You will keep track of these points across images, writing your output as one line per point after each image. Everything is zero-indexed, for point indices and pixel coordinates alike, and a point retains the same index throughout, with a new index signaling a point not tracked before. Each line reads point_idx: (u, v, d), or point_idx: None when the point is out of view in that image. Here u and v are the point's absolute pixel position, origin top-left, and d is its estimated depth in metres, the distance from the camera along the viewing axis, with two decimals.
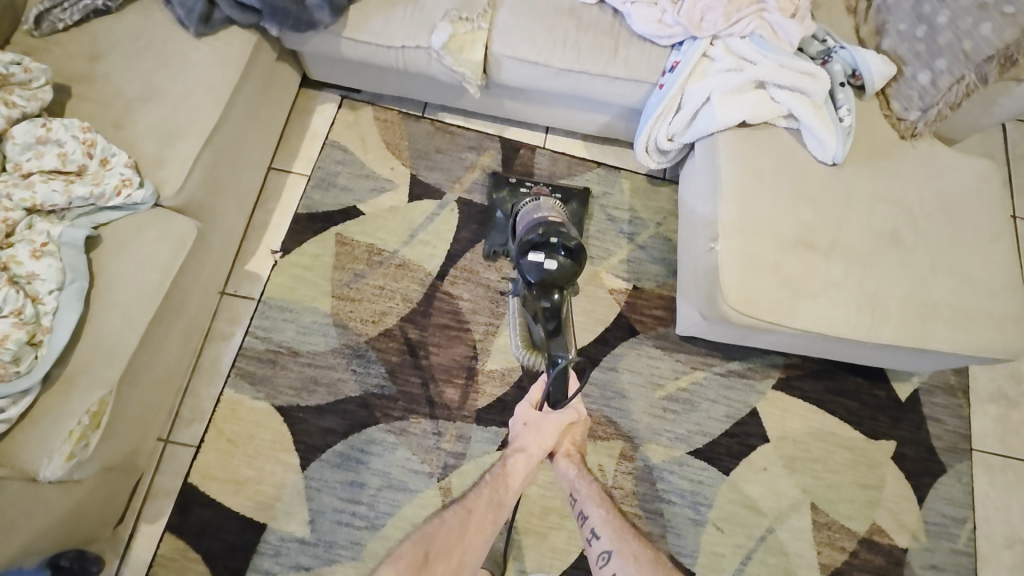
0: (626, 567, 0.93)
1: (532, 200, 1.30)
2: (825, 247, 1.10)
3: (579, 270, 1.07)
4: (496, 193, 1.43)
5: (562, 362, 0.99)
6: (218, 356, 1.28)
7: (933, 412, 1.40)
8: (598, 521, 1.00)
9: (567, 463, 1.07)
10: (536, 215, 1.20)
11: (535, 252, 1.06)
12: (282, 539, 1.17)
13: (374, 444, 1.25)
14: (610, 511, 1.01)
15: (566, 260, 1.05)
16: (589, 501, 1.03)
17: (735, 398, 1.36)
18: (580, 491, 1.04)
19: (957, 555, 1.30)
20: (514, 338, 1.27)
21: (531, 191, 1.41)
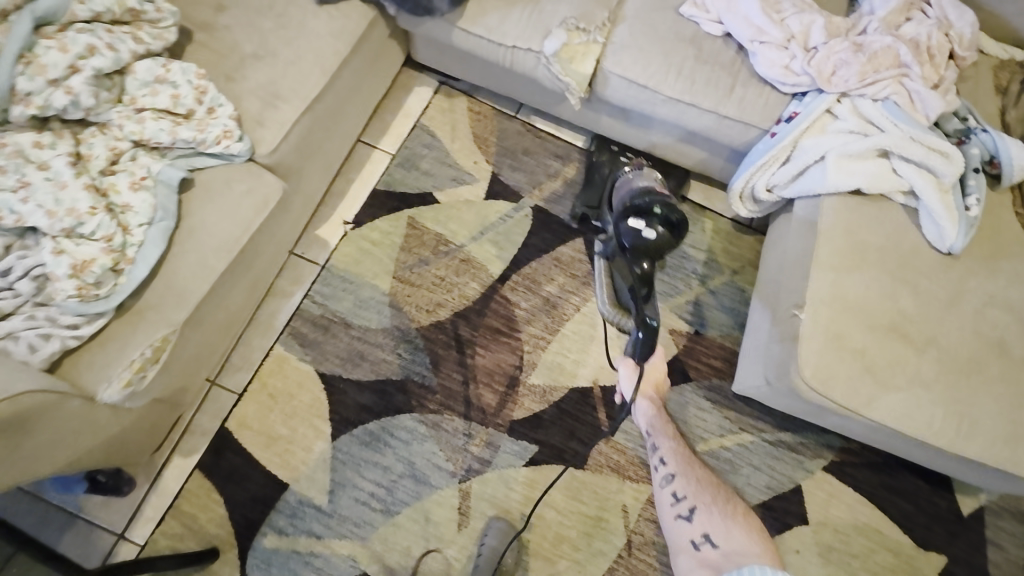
0: (688, 487, 1.11)
1: (634, 168, 1.35)
2: (920, 341, 1.03)
3: (673, 242, 1.16)
4: (595, 156, 1.43)
5: (653, 326, 1.17)
6: (276, 312, 1.31)
7: (996, 536, 1.28)
8: (667, 452, 1.16)
9: (646, 403, 1.20)
10: (639, 184, 1.26)
11: (637, 218, 1.15)
12: (300, 502, 1.19)
13: (405, 431, 1.25)
14: (679, 445, 1.17)
15: (665, 232, 1.14)
16: (660, 434, 1.18)
17: (779, 470, 1.28)
18: (654, 427, 1.19)
19: None
20: (600, 295, 1.33)
21: (631, 162, 1.41)
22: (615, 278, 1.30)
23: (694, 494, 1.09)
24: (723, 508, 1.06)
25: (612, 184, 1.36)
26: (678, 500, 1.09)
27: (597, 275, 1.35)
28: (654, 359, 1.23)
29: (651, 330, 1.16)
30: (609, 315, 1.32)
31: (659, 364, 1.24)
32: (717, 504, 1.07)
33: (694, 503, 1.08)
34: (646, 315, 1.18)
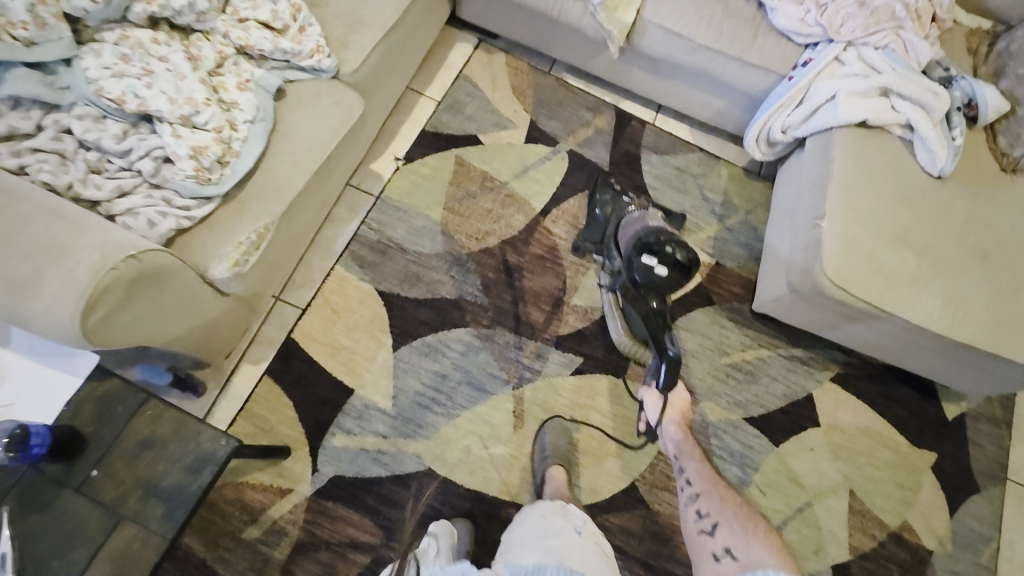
0: (711, 504, 1.09)
1: (638, 208, 1.37)
2: (919, 246, 1.19)
3: (682, 276, 1.19)
4: (598, 195, 1.45)
5: (673, 355, 1.19)
6: (335, 237, 1.38)
7: (975, 436, 1.46)
8: (693, 473, 1.16)
9: (674, 428, 1.24)
10: (648, 222, 1.28)
11: (649, 257, 1.17)
12: (367, 407, 1.26)
13: (461, 343, 1.34)
14: (706, 467, 1.17)
15: (674, 272, 1.17)
16: (687, 458, 1.20)
17: (794, 380, 1.43)
18: (682, 451, 1.21)
19: (979, 568, 1.36)
20: (613, 327, 1.35)
21: (632, 202, 1.41)
22: (627, 309, 1.32)
23: (716, 511, 1.08)
24: (747, 524, 1.04)
25: (618, 222, 1.38)
26: (702, 516, 1.08)
27: (608, 308, 1.38)
28: (678, 388, 1.28)
29: (672, 360, 1.18)
30: (624, 345, 1.35)
31: (684, 395, 1.28)
32: (740, 520, 1.05)
33: (717, 518, 1.06)
34: (666, 343, 1.20)
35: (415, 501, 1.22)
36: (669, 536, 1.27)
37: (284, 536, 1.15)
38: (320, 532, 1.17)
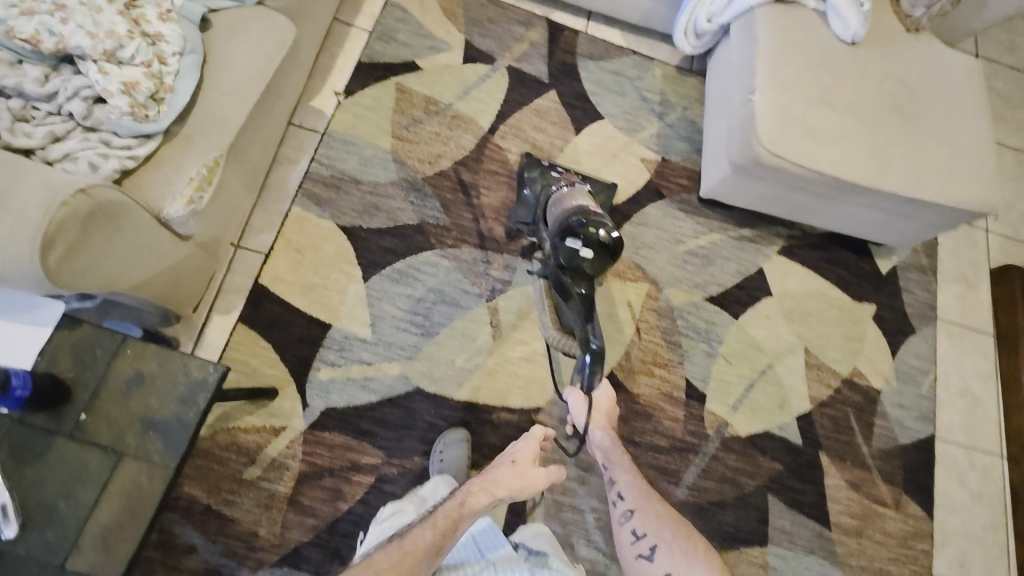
0: (647, 524, 1.07)
1: (564, 185, 1.28)
2: (841, 108, 1.29)
3: (612, 258, 1.07)
4: (526, 172, 1.40)
5: (596, 348, 1.05)
6: (285, 178, 1.36)
7: (907, 284, 1.62)
8: (626, 487, 1.12)
9: (602, 436, 1.16)
10: (572, 203, 1.16)
11: (572, 239, 1.05)
12: (347, 337, 1.27)
13: (429, 265, 1.36)
14: (637, 478, 1.14)
15: (599, 253, 1.05)
16: (617, 468, 1.15)
17: (746, 258, 1.53)
18: (611, 460, 1.15)
19: (921, 397, 1.52)
20: (541, 319, 1.25)
21: (561, 177, 1.36)
22: (556, 298, 1.19)
23: (654, 532, 1.06)
24: (685, 544, 1.04)
25: (546, 199, 1.28)
26: (639, 538, 1.07)
27: (540, 300, 1.26)
28: (604, 388, 1.20)
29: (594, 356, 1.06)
30: (552, 340, 1.18)
31: (608, 394, 1.21)
32: (679, 541, 1.05)
33: (655, 540, 1.05)
34: (591, 336, 1.07)
35: (408, 418, 1.25)
36: (651, 413, 1.36)
37: (285, 470, 1.17)
38: (320, 461, 1.19)
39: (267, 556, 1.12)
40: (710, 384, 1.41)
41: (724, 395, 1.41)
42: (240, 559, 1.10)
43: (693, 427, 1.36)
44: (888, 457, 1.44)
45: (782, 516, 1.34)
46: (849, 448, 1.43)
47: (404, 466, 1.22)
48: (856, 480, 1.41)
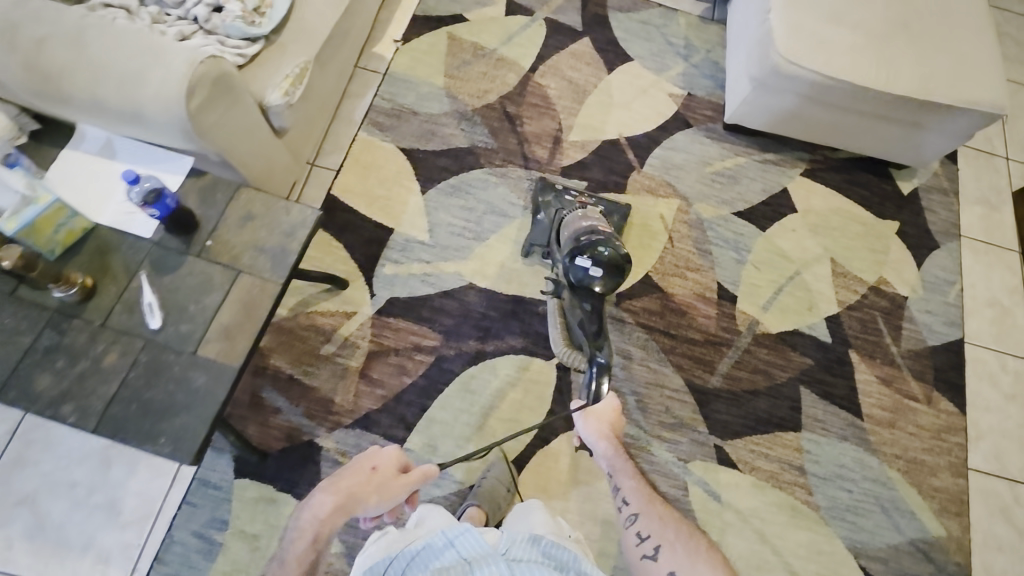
0: (652, 526, 0.98)
1: (577, 209, 1.35)
2: (852, 23, 1.39)
3: (620, 276, 1.13)
4: (541, 197, 1.44)
5: (602, 362, 1.02)
6: (353, 109, 1.55)
7: (929, 205, 1.70)
8: (630, 491, 1.04)
9: (604, 444, 1.08)
10: (583, 224, 1.24)
11: (581, 257, 1.12)
12: (408, 240, 1.43)
13: (480, 182, 1.52)
14: (642, 483, 1.05)
15: (609, 271, 1.11)
16: (621, 474, 1.06)
17: (771, 178, 1.65)
18: (614, 466, 1.08)
19: (949, 306, 1.58)
20: (553, 333, 1.22)
21: (576, 200, 1.41)
22: (567, 314, 1.15)
23: (657, 532, 0.97)
24: (689, 543, 0.94)
25: (559, 220, 1.35)
26: (643, 539, 0.97)
27: (551, 317, 1.26)
28: (607, 397, 1.13)
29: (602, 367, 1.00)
30: (563, 356, 1.15)
31: (612, 405, 1.13)
32: (683, 539, 0.95)
33: (659, 540, 0.96)
34: (596, 348, 1.04)
35: (464, 308, 1.39)
36: (685, 311, 1.46)
37: (357, 348, 1.32)
38: (387, 342, 1.33)
39: (342, 418, 1.26)
40: (740, 287, 1.51)
41: (754, 298, 1.50)
42: (320, 420, 1.25)
43: (725, 324, 1.46)
44: (917, 356, 1.50)
45: (815, 406, 1.42)
46: (878, 347, 1.50)
47: (460, 349, 1.35)
48: (887, 376, 1.47)
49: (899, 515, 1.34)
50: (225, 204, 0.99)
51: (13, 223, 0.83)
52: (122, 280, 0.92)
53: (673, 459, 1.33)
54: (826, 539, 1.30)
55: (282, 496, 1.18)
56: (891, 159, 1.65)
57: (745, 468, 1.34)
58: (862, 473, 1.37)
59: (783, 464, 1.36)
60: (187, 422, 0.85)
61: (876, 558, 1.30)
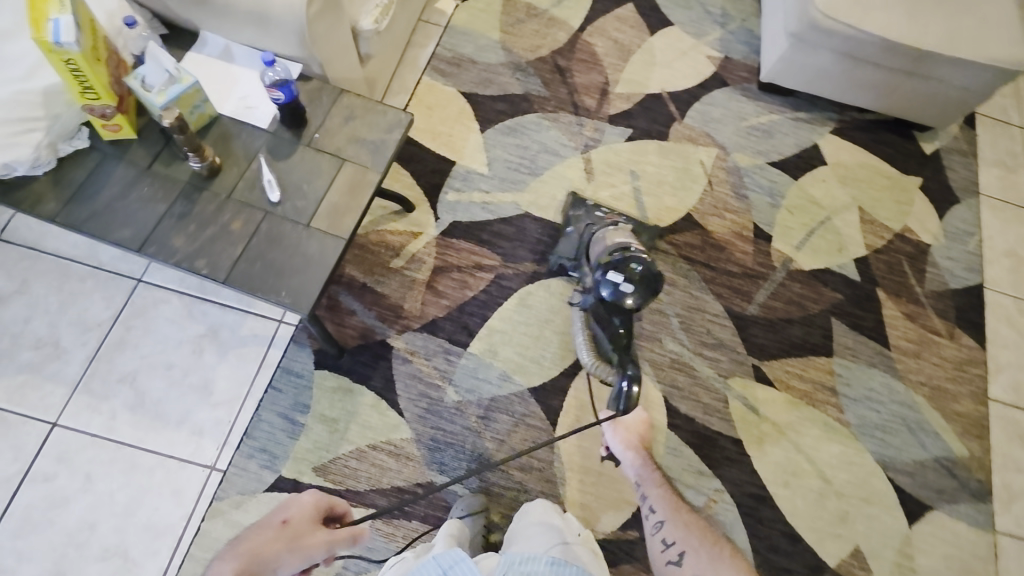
0: (677, 533, 1.08)
1: (607, 225, 1.32)
2: None
3: (651, 295, 1.15)
4: (572, 212, 1.41)
5: (632, 376, 1.16)
6: (417, 57, 1.68)
7: (950, 163, 1.80)
8: (656, 500, 1.15)
9: (633, 454, 1.20)
10: (615, 240, 1.23)
11: (614, 273, 1.13)
12: (469, 172, 1.55)
13: (534, 124, 1.64)
14: (668, 492, 1.16)
15: (640, 288, 1.14)
16: (648, 484, 1.18)
17: (803, 133, 1.76)
18: (642, 477, 1.19)
19: (969, 254, 1.68)
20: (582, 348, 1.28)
21: (605, 216, 1.38)
22: (596, 329, 1.27)
23: (682, 539, 1.07)
24: (713, 550, 1.03)
25: (588, 236, 1.33)
26: (668, 546, 1.07)
27: (579, 330, 1.30)
28: (635, 411, 1.26)
29: (632, 386, 1.15)
30: (590, 365, 1.27)
31: (640, 418, 1.26)
32: (707, 546, 1.04)
33: (682, 547, 1.05)
34: (626, 362, 1.19)
35: (520, 233, 1.50)
36: (724, 247, 1.57)
37: (423, 264, 1.43)
38: (450, 260, 1.44)
39: (411, 322, 1.37)
40: (775, 228, 1.61)
41: (787, 238, 1.61)
42: (390, 324, 1.36)
43: (761, 260, 1.57)
44: (940, 297, 1.60)
45: (845, 335, 1.51)
46: (903, 287, 1.60)
47: (517, 269, 1.46)
48: (911, 312, 1.57)
49: (924, 435, 1.44)
50: (328, 106, 1.10)
51: (163, 97, 0.94)
52: (242, 164, 1.03)
53: (715, 375, 1.42)
54: (857, 453, 1.39)
55: (358, 387, 1.29)
56: (916, 117, 1.76)
57: (781, 386, 1.44)
58: (889, 397, 1.46)
59: (816, 385, 1.45)
60: (307, 279, 0.96)
61: (904, 471, 1.39)
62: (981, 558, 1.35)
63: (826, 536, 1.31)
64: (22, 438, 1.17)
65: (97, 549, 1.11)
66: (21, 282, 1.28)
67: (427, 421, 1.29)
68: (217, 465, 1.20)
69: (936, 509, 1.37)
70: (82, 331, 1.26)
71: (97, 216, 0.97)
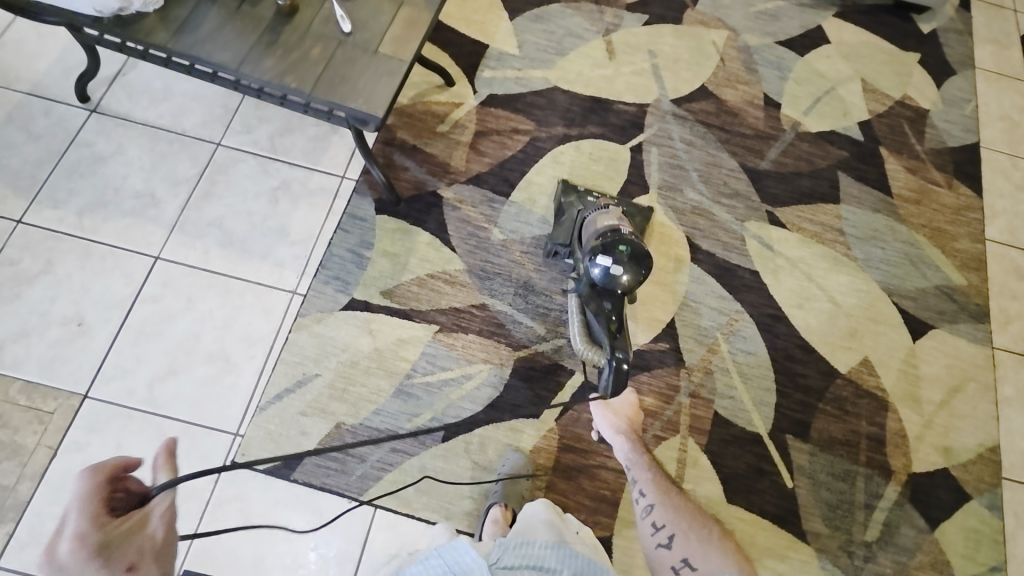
0: (667, 515, 1.02)
1: (599, 208, 1.33)
2: None
3: (640, 275, 1.17)
4: (564, 198, 1.44)
5: (622, 359, 1.11)
6: None
7: (947, 41, 1.92)
8: (646, 483, 1.09)
9: (621, 437, 1.16)
10: (604, 223, 1.25)
11: (604, 256, 1.16)
12: (502, 53, 1.70)
13: (558, 12, 1.78)
14: (657, 475, 1.10)
15: (632, 269, 1.16)
16: (638, 466, 1.12)
17: (807, 17, 1.89)
18: (632, 460, 1.14)
19: (965, 118, 1.81)
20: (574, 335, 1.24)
21: (598, 201, 1.42)
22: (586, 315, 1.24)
23: (672, 522, 1.00)
24: (704, 533, 0.97)
25: (580, 223, 1.34)
26: (658, 529, 1.00)
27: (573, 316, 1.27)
28: (624, 392, 1.22)
29: (622, 364, 1.10)
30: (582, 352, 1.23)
31: (630, 400, 1.22)
32: (697, 528, 0.99)
33: (672, 530, 0.99)
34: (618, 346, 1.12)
35: (550, 104, 1.65)
36: (737, 113, 1.71)
37: (465, 129, 1.59)
38: (489, 126, 1.60)
39: (458, 177, 1.53)
40: (784, 97, 1.75)
41: (795, 106, 1.75)
42: (440, 178, 1.53)
43: (772, 124, 1.71)
44: (939, 153, 1.74)
45: (851, 187, 1.65)
46: (904, 145, 1.73)
47: (550, 132, 1.62)
48: (912, 166, 1.71)
49: (925, 267, 1.58)
50: None
51: None
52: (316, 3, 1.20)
53: (732, 220, 1.57)
54: (863, 281, 1.54)
55: (414, 228, 1.46)
56: None
57: (793, 228, 1.58)
58: (892, 237, 1.60)
59: (825, 226, 1.59)
60: (379, 91, 1.14)
61: (907, 296, 1.53)
62: (981, 367, 1.48)
63: (837, 348, 1.46)
64: (132, 267, 1.35)
65: (203, 354, 1.30)
66: (118, 145, 1.47)
67: (477, 256, 1.45)
68: (298, 290, 1.37)
69: (938, 328, 1.51)
70: (173, 184, 1.44)
71: (199, 44, 1.15)
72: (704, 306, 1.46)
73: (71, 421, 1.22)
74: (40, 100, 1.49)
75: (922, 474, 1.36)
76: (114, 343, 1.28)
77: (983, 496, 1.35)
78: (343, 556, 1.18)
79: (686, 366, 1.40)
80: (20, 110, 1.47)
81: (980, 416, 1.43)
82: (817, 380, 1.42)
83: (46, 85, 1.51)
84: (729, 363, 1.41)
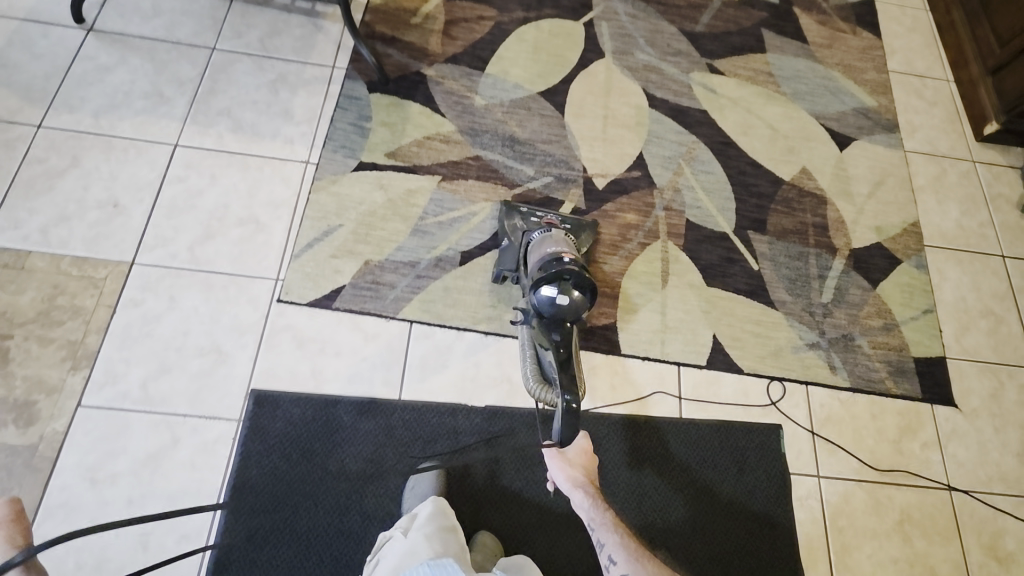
0: None
1: (544, 230, 1.35)
2: None
3: (588, 305, 1.17)
4: (507, 221, 1.43)
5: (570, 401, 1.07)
6: None
7: None
8: (614, 546, 1.08)
9: (582, 493, 1.16)
10: (548, 249, 1.26)
11: (548, 287, 1.16)
12: None
13: None
14: (623, 535, 1.10)
15: (578, 297, 1.16)
16: (602, 527, 1.12)
17: None
18: (597, 521, 1.13)
19: None
20: (526, 372, 1.23)
21: (541, 221, 1.43)
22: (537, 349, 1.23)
23: None
24: None
25: (525, 243, 1.36)
26: None
27: (526, 354, 1.25)
28: (577, 441, 1.24)
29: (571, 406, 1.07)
30: (532, 391, 1.19)
31: (583, 449, 1.24)
32: None
33: None
34: (568, 385, 1.10)
35: None
36: None
37: (437, 19, 1.78)
38: (457, 15, 1.79)
39: (437, 58, 1.71)
40: None
41: None
42: (421, 60, 1.71)
43: None
44: (842, 8, 2.03)
45: (774, 39, 1.92)
46: (813, 4, 2.02)
47: (511, 17, 1.82)
48: (821, 20, 1.99)
49: (843, 95, 1.86)
50: None
51: None
52: None
53: (678, 73, 1.81)
54: (794, 110, 1.80)
55: (405, 101, 1.64)
56: None
57: (730, 75, 1.83)
58: (812, 75, 1.88)
59: (756, 72, 1.85)
60: None
61: (831, 119, 1.81)
62: (898, 165, 1.77)
63: (780, 162, 1.71)
64: (154, 155, 1.48)
65: (234, 219, 1.44)
66: (119, 56, 1.59)
67: (465, 119, 1.64)
68: (311, 160, 1.53)
69: (859, 139, 1.79)
70: (179, 84, 1.57)
71: None
72: (665, 141, 1.69)
73: (123, 283, 1.35)
74: (37, 25, 1.59)
75: (860, 248, 1.63)
76: (151, 218, 1.41)
77: (912, 259, 1.63)
78: (390, 361, 1.36)
79: (657, 187, 1.62)
80: (20, 35, 1.57)
81: (901, 202, 1.71)
82: (767, 187, 1.67)
83: (41, 12, 1.61)
84: (693, 181, 1.64)
